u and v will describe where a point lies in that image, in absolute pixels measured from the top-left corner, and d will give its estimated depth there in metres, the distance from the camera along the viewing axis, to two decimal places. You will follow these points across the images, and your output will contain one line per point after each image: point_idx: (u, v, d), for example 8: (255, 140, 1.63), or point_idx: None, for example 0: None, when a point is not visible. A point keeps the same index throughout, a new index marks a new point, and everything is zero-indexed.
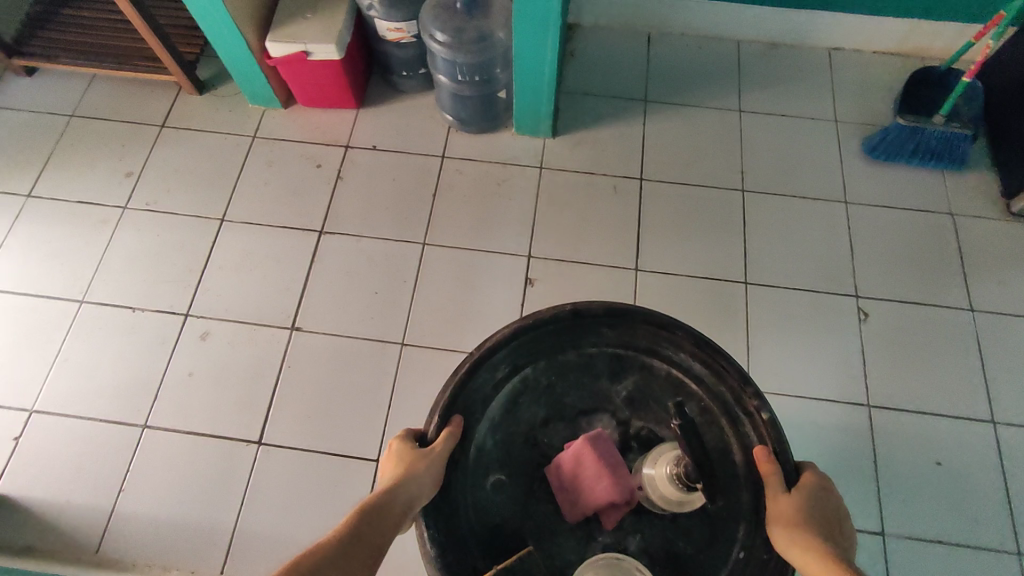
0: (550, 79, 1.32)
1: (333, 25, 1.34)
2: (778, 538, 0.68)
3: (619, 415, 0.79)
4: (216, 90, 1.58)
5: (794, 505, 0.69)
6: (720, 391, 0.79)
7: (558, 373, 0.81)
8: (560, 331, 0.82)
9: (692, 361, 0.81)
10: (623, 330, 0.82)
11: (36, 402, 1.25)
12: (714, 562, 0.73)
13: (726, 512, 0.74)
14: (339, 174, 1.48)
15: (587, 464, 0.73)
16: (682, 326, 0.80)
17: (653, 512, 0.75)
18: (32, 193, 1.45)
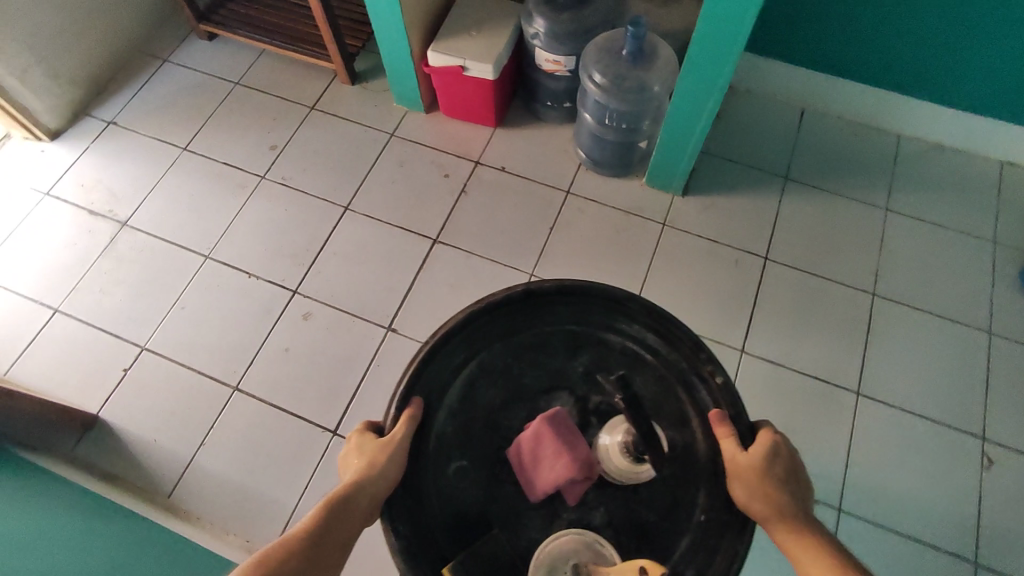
0: (696, 142, 1.30)
1: (495, 46, 1.36)
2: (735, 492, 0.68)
3: (577, 392, 0.76)
4: (368, 84, 1.64)
5: (749, 462, 0.68)
6: (674, 358, 0.77)
7: (514, 355, 0.78)
8: (513, 312, 0.79)
9: (646, 333, 0.79)
10: (576, 305, 0.80)
11: (148, 340, 1.33)
12: (677, 530, 0.70)
13: (684, 478, 0.72)
14: (464, 188, 1.50)
15: (540, 436, 0.71)
16: (636, 300, 0.78)
17: (616, 485, 0.72)
18: (188, 147, 1.56)
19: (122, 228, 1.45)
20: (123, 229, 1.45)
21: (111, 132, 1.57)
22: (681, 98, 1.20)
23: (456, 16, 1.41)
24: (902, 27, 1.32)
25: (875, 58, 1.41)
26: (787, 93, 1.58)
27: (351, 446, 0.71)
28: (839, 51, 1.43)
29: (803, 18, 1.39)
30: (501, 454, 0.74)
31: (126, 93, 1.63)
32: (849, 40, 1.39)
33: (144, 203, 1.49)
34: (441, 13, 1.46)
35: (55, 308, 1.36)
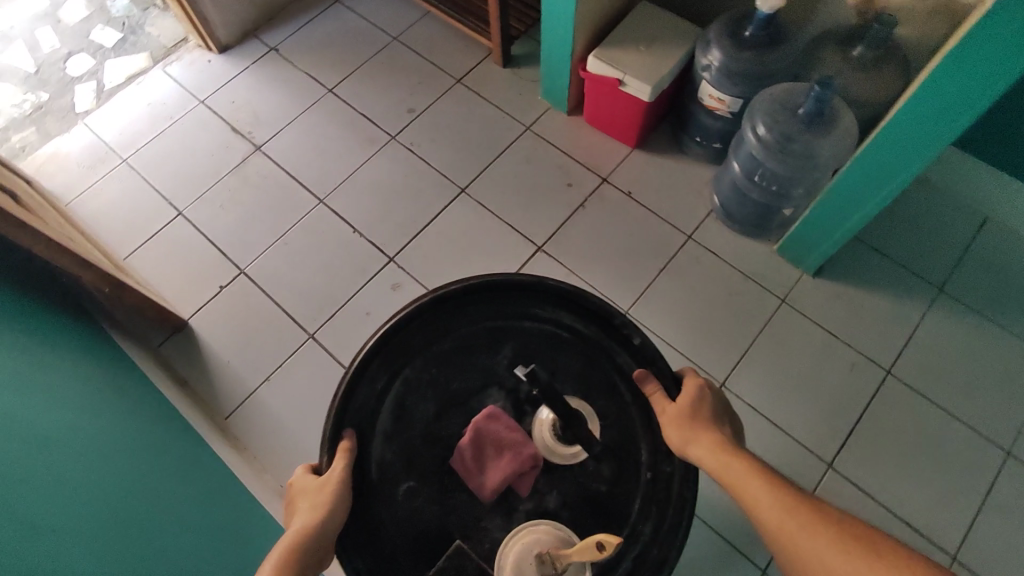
0: (854, 226, 1.15)
1: (659, 67, 1.28)
2: (675, 440, 0.70)
3: (508, 385, 0.76)
4: (518, 70, 1.60)
5: (683, 407, 0.71)
6: (594, 334, 0.79)
7: (438, 364, 0.77)
8: (428, 321, 0.78)
9: (560, 313, 0.80)
10: (489, 302, 0.80)
11: (248, 265, 1.38)
12: (627, 496, 0.72)
13: (621, 443, 0.74)
14: (584, 202, 1.43)
15: (477, 434, 0.72)
16: (542, 284, 0.79)
17: (564, 466, 0.73)
18: (334, 90, 1.59)
19: (255, 151, 1.52)
20: (256, 153, 1.51)
21: (271, 58, 1.64)
22: (854, 176, 1.06)
23: (630, 26, 1.33)
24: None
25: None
26: (971, 195, 1.37)
27: (295, 492, 0.68)
28: None
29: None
30: (447, 466, 0.73)
31: (295, 24, 1.69)
32: None
33: (281, 133, 1.54)
34: (615, 17, 1.38)
35: (180, 210, 1.45)
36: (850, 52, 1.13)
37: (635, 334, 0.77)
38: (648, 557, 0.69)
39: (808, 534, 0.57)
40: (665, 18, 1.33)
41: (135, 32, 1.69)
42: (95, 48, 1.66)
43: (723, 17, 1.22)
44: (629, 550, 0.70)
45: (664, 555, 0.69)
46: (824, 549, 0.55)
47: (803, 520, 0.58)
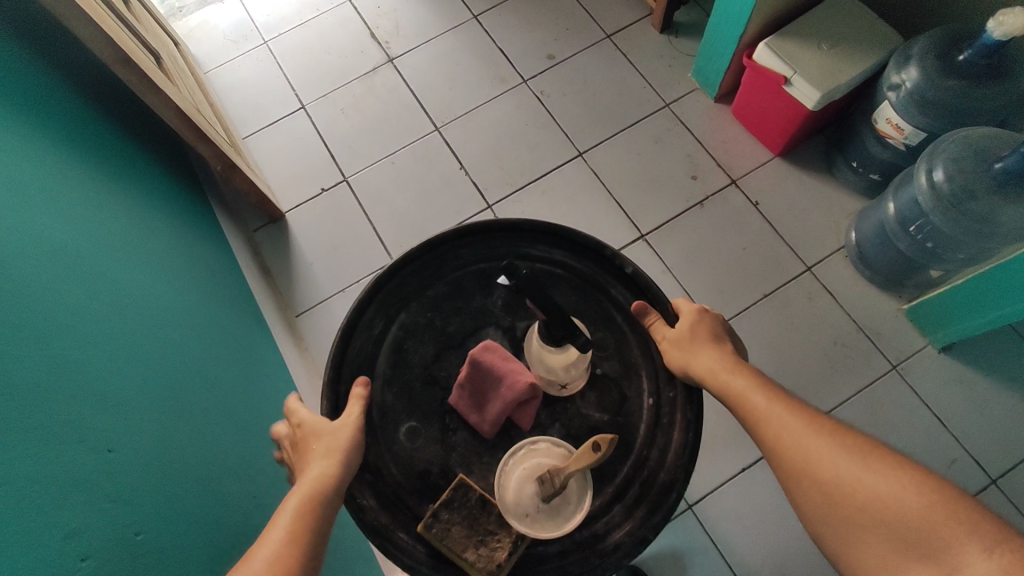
0: (1014, 313, 0.97)
1: (837, 74, 1.12)
2: (676, 363, 0.66)
3: (503, 325, 0.72)
4: (675, 40, 1.46)
5: (685, 327, 0.67)
6: (588, 269, 0.74)
7: (434, 309, 0.72)
8: (419, 269, 0.74)
9: (552, 252, 0.74)
10: (480, 244, 0.75)
11: (351, 175, 1.39)
12: (628, 424, 0.67)
13: (617, 373, 0.69)
14: (704, 200, 1.31)
15: (471, 365, 0.66)
16: (532, 223, 0.74)
17: (562, 399, 0.68)
18: (478, 18, 1.53)
19: (387, 63, 1.49)
20: (388, 65, 1.49)
21: None
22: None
23: (819, 19, 1.17)
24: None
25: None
26: None
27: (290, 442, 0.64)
28: None
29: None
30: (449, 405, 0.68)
31: None
32: None
33: (417, 49, 1.50)
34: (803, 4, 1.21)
35: (302, 105, 1.46)
36: None
37: (626, 264, 0.72)
38: (656, 480, 0.65)
39: (806, 435, 0.55)
40: (864, 18, 1.16)
41: None
42: None
43: (936, 31, 1.04)
44: (635, 476, 0.65)
45: (671, 479, 0.64)
46: (820, 449, 0.54)
47: (802, 424, 0.56)
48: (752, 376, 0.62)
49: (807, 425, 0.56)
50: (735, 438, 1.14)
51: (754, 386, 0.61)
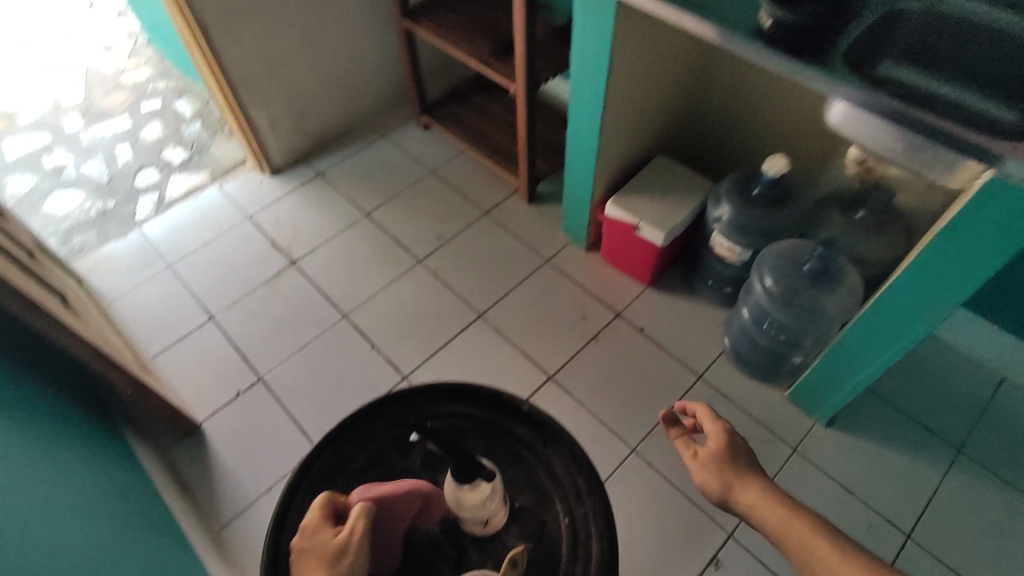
0: (863, 381, 1.16)
1: (672, 216, 1.37)
2: (721, 484, 0.72)
3: (424, 482, 0.76)
4: (542, 207, 1.72)
5: (719, 448, 0.73)
6: (490, 414, 0.81)
7: (358, 480, 0.76)
8: (339, 446, 0.79)
9: (457, 406, 0.82)
10: (392, 413, 0.82)
11: (267, 373, 1.43)
12: (552, 547, 0.72)
13: (533, 502, 0.75)
14: (596, 335, 1.47)
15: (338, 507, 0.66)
16: (435, 386, 0.82)
17: (487, 537, 0.72)
18: (369, 215, 1.73)
19: (290, 265, 1.62)
20: (291, 267, 1.62)
21: (317, 181, 1.81)
22: (860, 345, 1.11)
23: (647, 177, 1.44)
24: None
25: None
26: (983, 356, 1.38)
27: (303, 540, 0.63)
28: None
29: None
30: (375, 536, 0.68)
31: (342, 154, 1.88)
32: None
33: (317, 249, 1.65)
34: (633, 167, 1.49)
35: (210, 316, 1.53)
36: (854, 215, 1.22)
37: (521, 402, 0.81)
38: None
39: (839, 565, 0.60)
40: (681, 172, 1.45)
41: (200, 153, 1.90)
42: (163, 164, 1.86)
43: (731, 177, 1.34)
44: None
45: None
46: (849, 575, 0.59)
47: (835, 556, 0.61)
48: (776, 492, 0.69)
49: (819, 534, 0.63)
50: (677, 552, 1.18)
51: (776, 503, 0.67)
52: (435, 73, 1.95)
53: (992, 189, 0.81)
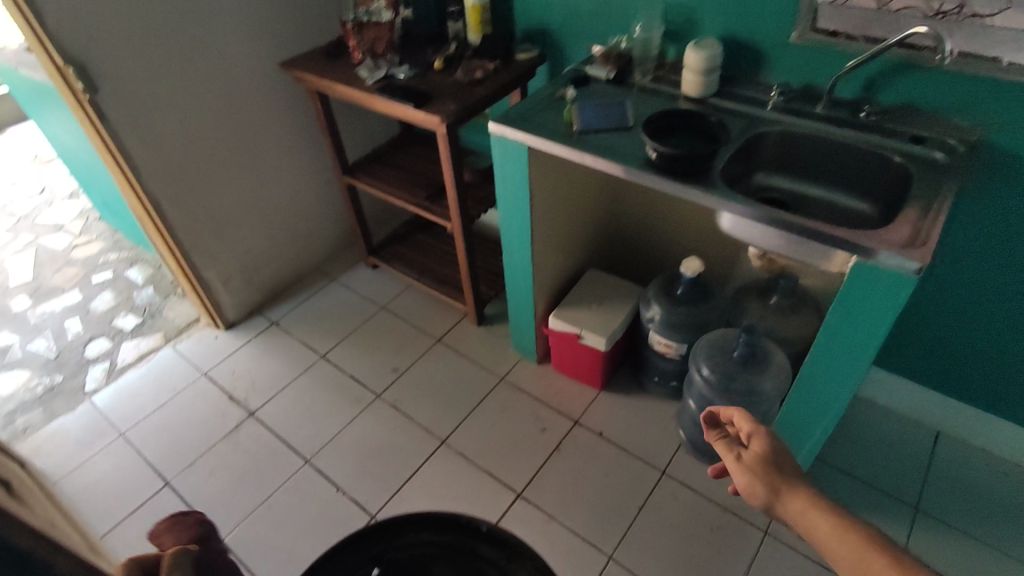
0: (815, 444, 1.24)
1: (610, 322, 1.48)
2: (764, 489, 0.77)
3: None
4: (491, 328, 1.81)
5: (762, 455, 0.79)
6: (455, 537, 0.81)
7: None
8: None
9: (420, 533, 0.81)
10: (357, 549, 0.80)
11: (228, 533, 1.38)
12: None
13: None
14: (559, 445, 1.50)
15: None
16: (398, 517, 0.81)
17: None
18: (325, 356, 1.77)
19: (248, 416, 1.62)
20: (249, 418, 1.62)
21: (273, 330, 1.86)
22: (803, 410, 1.19)
23: (583, 289, 1.57)
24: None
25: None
26: (916, 413, 1.48)
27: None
28: (970, 384, 1.36)
29: (941, 340, 1.34)
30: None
31: (294, 302, 1.96)
32: (993, 370, 1.31)
33: (275, 397, 1.67)
34: (570, 281, 1.62)
35: (167, 480, 1.49)
36: (770, 301, 1.35)
37: (483, 523, 0.81)
38: None
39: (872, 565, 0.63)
40: (611, 281, 1.59)
41: (153, 316, 1.94)
42: (115, 332, 1.89)
43: (656, 282, 1.47)
44: None
45: None
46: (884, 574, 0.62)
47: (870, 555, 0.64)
48: (819, 498, 0.73)
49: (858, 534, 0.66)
50: None
51: (819, 508, 0.71)
52: (379, 217, 2.10)
53: (861, 270, 0.92)
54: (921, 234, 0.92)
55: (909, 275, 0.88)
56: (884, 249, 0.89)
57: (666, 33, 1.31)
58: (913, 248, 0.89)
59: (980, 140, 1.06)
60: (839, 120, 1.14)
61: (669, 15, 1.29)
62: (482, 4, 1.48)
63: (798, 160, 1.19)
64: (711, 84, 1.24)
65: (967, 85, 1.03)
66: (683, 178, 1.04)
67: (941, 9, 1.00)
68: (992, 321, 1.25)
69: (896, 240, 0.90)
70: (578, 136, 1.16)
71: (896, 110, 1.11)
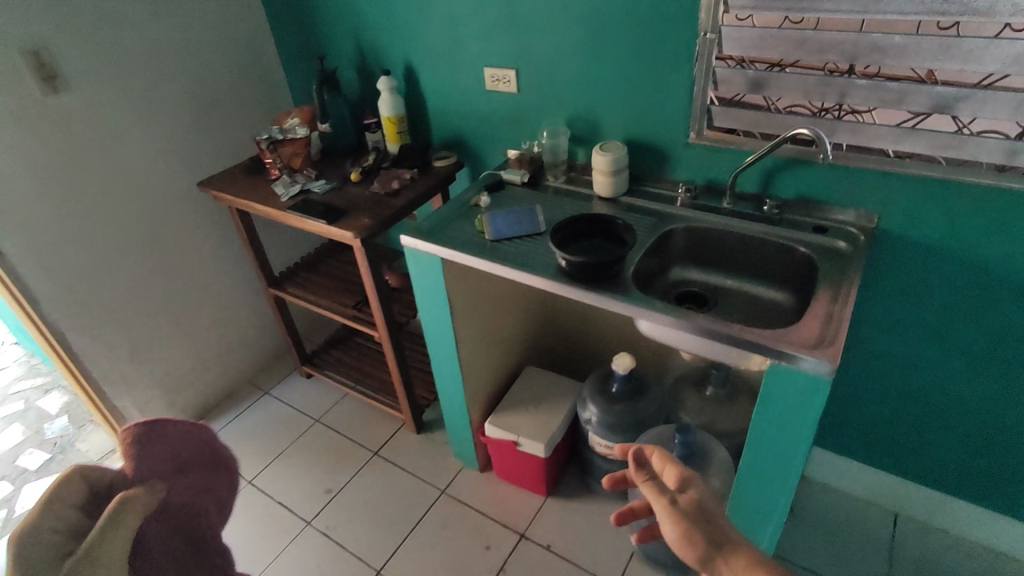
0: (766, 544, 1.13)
1: (547, 425, 1.41)
2: (701, 535, 0.68)
3: None
4: (432, 434, 1.72)
5: (700, 501, 0.71)
6: None
7: None
8: None
9: None
10: None
11: None
12: None
13: None
14: (504, 564, 1.39)
15: (114, 475, 0.75)
16: None
17: None
18: (253, 481, 1.64)
19: None
20: None
21: None
22: (749, 507, 1.09)
23: (519, 391, 1.50)
24: (993, 440, 1.20)
25: (976, 469, 1.26)
26: (870, 495, 1.43)
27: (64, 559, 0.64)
28: (914, 459, 1.33)
29: (880, 419, 1.32)
30: (186, 509, 0.79)
31: (222, 421, 1.84)
32: (935, 446, 1.28)
33: None
34: (507, 381, 1.56)
35: None
36: (705, 392, 1.34)
37: None
38: None
39: None
40: (548, 379, 1.53)
41: (65, 449, 1.79)
42: (19, 472, 1.73)
43: (590, 379, 1.42)
44: None
45: None
46: None
47: None
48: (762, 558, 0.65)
49: None
50: None
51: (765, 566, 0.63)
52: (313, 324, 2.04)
53: (776, 374, 0.88)
54: (829, 331, 0.89)
55: (823, 377, 0.84)
56: (793, 349, 0.85)
57: (574, 137, 1.35)
58: (820, 347, 0.86)
59: (877, 227, 1.09)
60: (745, 213, 1.15)
61: (574, 121, 1.32)
62: (397, 117, 1.51)
63: (713, 256, 1.19)
64: (621, 183, 1.26)
65: (857, 178, 1.07)
66: (593, 286, 1.02)
67: (823, 106, 1.05)
68: (923, 397, 1.24)
69: (805, 340, 0.88)
70: (491, 243, 1.16)
71: (797, 202, 1.14)
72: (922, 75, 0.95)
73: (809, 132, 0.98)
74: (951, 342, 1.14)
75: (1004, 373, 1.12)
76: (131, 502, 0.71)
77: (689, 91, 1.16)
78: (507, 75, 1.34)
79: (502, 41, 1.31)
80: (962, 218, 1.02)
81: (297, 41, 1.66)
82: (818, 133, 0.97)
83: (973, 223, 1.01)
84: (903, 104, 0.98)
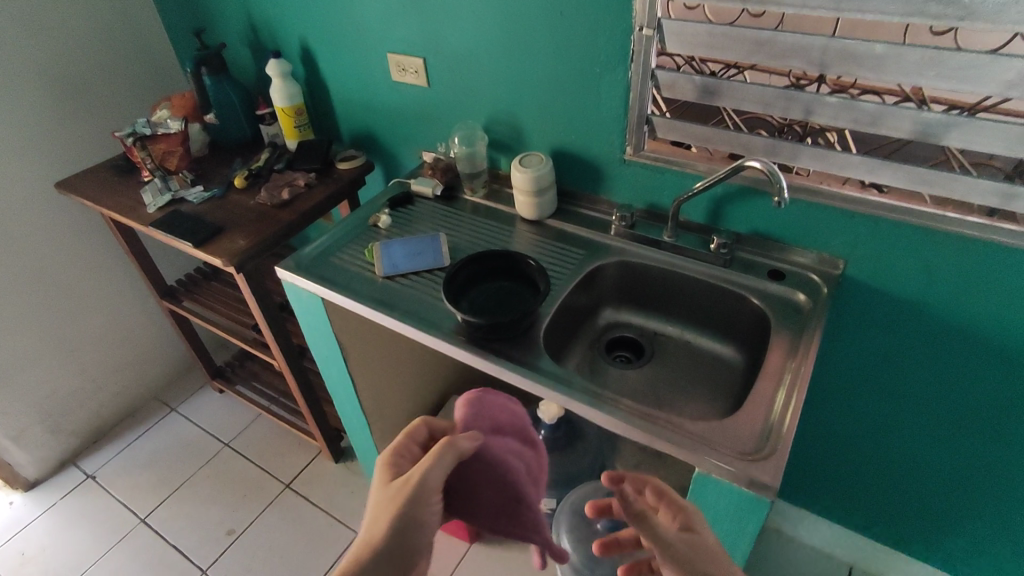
0: None
1: None
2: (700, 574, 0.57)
3: None
4: (351, 463, 1.53)
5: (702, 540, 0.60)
6: None
7: None
8: None
9: None
10: None
11: None
12: None
13: None
14: None
15: (437, 423, 0.69)
16: None
17: None
18: (146, 518, 1.45)
19: None
20: None
21: (86, 486, 1.53)
22: None
23: None
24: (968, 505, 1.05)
25: (942, 535, 1.12)
26: (830, 546, 1.29)
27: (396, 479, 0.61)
28: (877, 513, 1.18)
29: (844, 470, 1.16)
30: (500, 472, 0.65)
31: (119, 443, 1.63)
32: (899, 507, 1.14)
33: None
34: None
35: None
36: None
37: None
38: None
39: None
40: None
41: None
42: None
43: None
44: None
45: None
46: None
47: None
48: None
49: None
50: None
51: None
52: None
53: (702, 486, 0.70)
54: (775, 428, 0.71)
55: (760, 501, 0.66)
56: (725, 460, 0.67)
57: (495, 142, 1.12)
58: (756, 459, 0.67)
59: (844, 274, 0.90)
60: (690, 250, 0.96)
61: (495, 123, 1.10)
62: (293, 108, 1.26)
63: (653, 296, 1.00)
64: (546, 205, 1.05)
65: (823, 216, 0.87)
66: (494, 350, 0.83)
67: (784, 124, 0.91)
68: (888, 457, 1.08)
69: (740, 444, 0.70)
70: (382, 279, 0.96)
71: (751, 238, 0.94)
72: (907, 92, 0.80)
73: (760, 166, 0.78)
74: (921, 407, 0.98)
75: (979, 444, 0.96)
76: (453, 445, 0.61)
77: (624, 98, 0.94)
78: (415, 64, 1.11)
79: (405, 22, 1.07)
80: (945, 273, 0.83)
81: (180, 11, 1.39)
82: (769, 166, 0.77)
83: (955, 280, 0.83)
84: (880, 127, 0.79)
